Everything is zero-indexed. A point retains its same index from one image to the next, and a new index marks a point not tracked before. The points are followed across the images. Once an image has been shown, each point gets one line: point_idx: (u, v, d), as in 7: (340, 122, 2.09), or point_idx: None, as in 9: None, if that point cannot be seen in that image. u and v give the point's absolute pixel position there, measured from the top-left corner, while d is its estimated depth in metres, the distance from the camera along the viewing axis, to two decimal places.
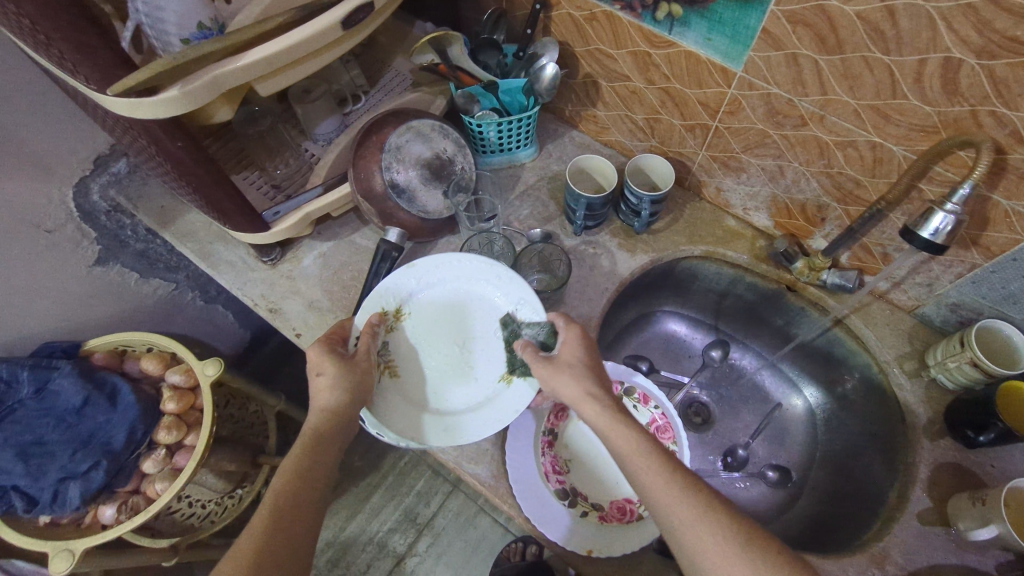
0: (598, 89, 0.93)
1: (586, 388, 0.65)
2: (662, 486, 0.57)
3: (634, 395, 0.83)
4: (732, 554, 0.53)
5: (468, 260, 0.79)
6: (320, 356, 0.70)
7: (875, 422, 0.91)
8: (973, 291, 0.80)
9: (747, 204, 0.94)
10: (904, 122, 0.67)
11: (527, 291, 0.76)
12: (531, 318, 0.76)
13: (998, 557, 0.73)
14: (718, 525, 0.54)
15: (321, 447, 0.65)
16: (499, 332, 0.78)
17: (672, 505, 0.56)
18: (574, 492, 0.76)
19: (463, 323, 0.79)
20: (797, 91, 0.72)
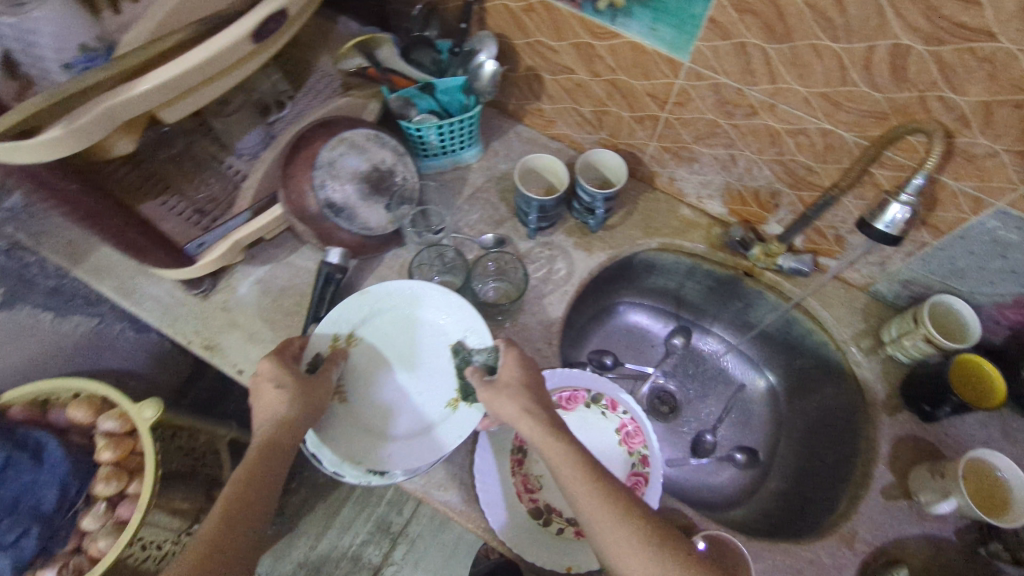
0: (541, 82, 0.89)
1: (523, 406, 0.62)
2: (599, 514, 0.55)
3: (602, 402, 0.80)
4: (648, 558, 0.53)
5: (420, 287, 0.75)
6: (279, 370, 0.65)
7: (837, 397, 0.92)
8: (923, 268, 0.81)
9: (700, 193, 0.92)
10: (855, 109, 0.66)
11: (476, 317, 0.72)
12: (479, 343, 0.72)
13: (957, 522, 0.73)
14: (644, 542, 0.54)
15: (266, 471, 0.61)
16: (449, 360, 0.74)
17: (610, 535, 0.55)
18: (549, 510, 0.73)
19: (417, 351, 0.75)
20: (746, 80, 0.69)
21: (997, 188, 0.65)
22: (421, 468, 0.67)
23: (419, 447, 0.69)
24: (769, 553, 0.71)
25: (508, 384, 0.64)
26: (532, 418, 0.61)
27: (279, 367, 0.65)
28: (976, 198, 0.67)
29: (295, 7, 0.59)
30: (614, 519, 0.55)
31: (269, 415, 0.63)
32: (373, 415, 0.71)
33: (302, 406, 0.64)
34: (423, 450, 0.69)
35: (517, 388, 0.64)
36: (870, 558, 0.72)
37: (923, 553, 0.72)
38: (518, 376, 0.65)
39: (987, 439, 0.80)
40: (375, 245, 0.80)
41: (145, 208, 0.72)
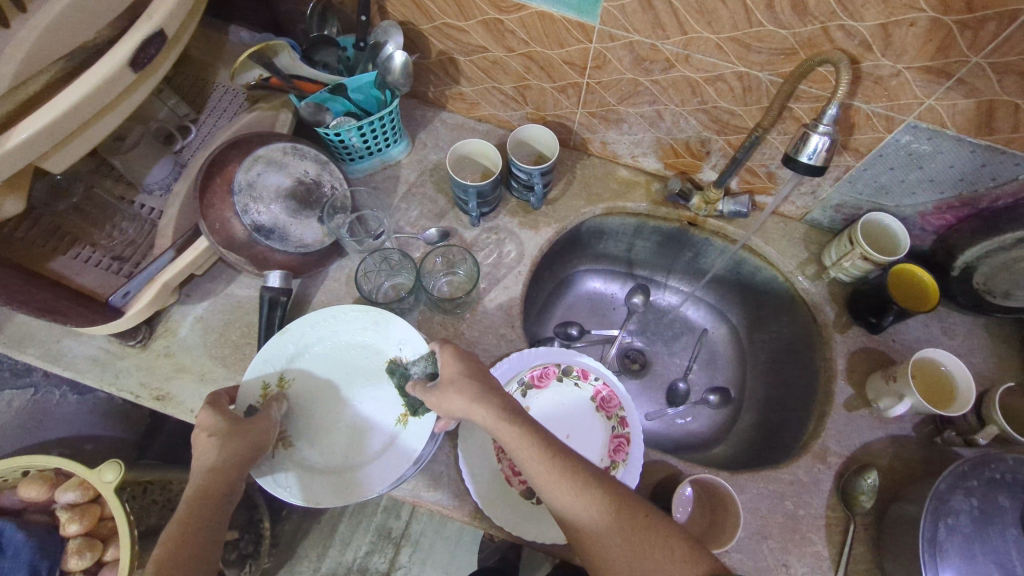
0: (457, 65, 0.86)
1: (471, 395, 0.62)
2: (570, 506, 0.56)
3: (573, 373, 0.80)
4: (607, 525, 0.55)
5: (340, 312, 0.73)
6: (213, 419, 0.61)
7: (791, 325, 0.96)
8: (851, 190, 0.84)
9: (634, 152, 0.93)
10: (764, 49, 0.67)
11: (407, 329, 0.72)
12: (414, 355, 0.71)
13: (914, 418, 0.78)
14: (603, 509, 0.56)
15: (202, 515, 0.59)
16: (387, 381, 0.72)
17: (575, 513, 0.56)
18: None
19: (355, 377, 0.73)
20: (658, 35, 0.69)
21: (905, 105, 0.67)
22: (387, 488, 0.65)
23: (377, 470, 0.67)
24: (753, 483, 0.74)
25: (453, 379, 0.63)
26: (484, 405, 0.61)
27: (218, 416, 0.62)
28: (887, 117, 0.70)
29: (172, 26, 0.55)
30: (585, 508, 0.56)
31: (201, 467, 0.60)
32: (322, 453, 0.69)
33: (234, 449, 0.61)
34: (383, 472, 0.67)
35: (465, 381, 0.63)
36: (843, 468, 0.76)
37: (889, 454, 0.76)
38: (457, 369, 0.64)
39: (929, 338, 0.85)
40: (316, 262, 0.77)
41: (57, 266, 0.69)
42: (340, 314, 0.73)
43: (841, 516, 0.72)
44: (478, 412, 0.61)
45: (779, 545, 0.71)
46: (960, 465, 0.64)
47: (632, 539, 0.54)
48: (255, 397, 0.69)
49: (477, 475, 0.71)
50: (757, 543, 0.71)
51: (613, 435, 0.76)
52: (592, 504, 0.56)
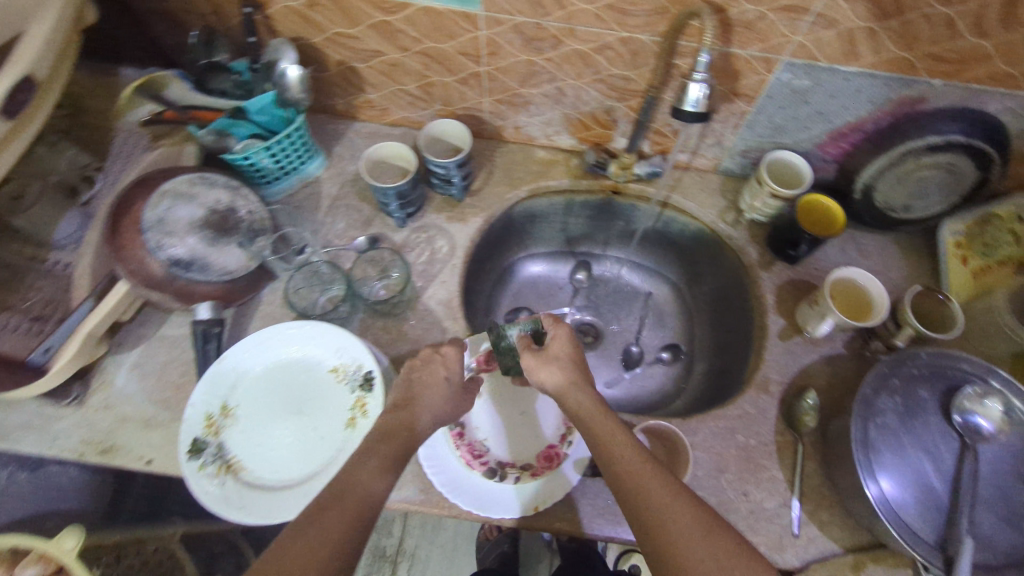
0: (357, 73, 0.87)
1: (569, 376, 0.67)
2: (659, 501, 0.55)
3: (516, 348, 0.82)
4: (696, 538, 0.53)
5: (274, 332, 0.73)
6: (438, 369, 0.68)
7: (723, 273, 1.00)
8: (751, 134, 0.89)
9: (547, 132, 0.95)
10: (640, 11, 0.69)
11: (343, 335, 0.72)
12: (352, 354, 0.72)
13: (843, 336, 0.84)
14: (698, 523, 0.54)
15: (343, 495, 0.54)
16: (331, 391, 0.72)
17: (664, 516, 0.54)
18: (501, 465, 0.75)
19: (297, 395, 0.72)
20: (539, 13, 0.71)
21: (777, 45, 0.72)
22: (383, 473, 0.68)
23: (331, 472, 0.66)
24: (705, 424, 0.78)
25: (559, 356, 0.69)
26: (578, 388, 0.66)
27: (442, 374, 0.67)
28: (765, 59, 0.74)
29: (38, 71, 0.54)
30: (676, 512, 0.55)
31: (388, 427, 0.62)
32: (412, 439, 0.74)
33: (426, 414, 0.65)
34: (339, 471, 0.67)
35: (566, 360, 0.69)
36: (785, 394, 0.80)
37: (824, 373, 0.82)
38: (568, 349, 0.70)
39: (847, 260, 0.92)
40: (244, 287, 0.77)
41: None
42: (276, 334, 0.73)
43: (790, 439, 0.77)
44: (574, 397, 0.66)
45: (738, 475, 0.75)
46: (880, 369, 0.70)
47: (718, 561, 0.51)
48: (199, 429, 0.67)
49: (436, 463, 0.73)
50: (716, 479, 0.74)
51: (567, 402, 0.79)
52: (656, 472, 0.58)
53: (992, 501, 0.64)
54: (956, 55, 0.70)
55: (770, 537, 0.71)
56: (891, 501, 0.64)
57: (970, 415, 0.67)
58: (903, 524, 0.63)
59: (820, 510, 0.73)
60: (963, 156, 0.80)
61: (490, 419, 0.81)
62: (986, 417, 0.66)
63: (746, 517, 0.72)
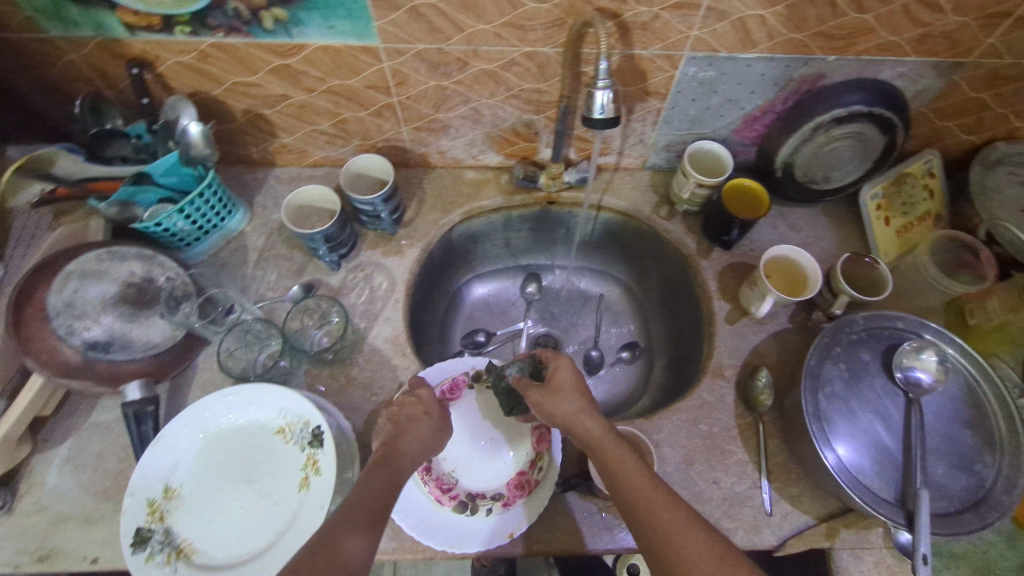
0: (266, 120, 0.84)
1: (578, 404, 0.66)
2: (669, 529, 0.55)
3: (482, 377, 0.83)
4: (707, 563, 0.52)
5: (211, 401, 0.69)
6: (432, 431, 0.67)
7: (667, 265, 1.01)
8: (670, 129, 0.91)
9: (472, 152, 0.94)
10: (537, 25, 0.70)
11: (285, 392, 0.69)
12: (297, 410, 0.68)
13: (787, 311, 0.86)
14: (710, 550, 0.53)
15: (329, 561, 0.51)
16: (280, 453, 0.68)
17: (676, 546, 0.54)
18: (472, 496, 0.72)
19: (245, 463, 0.68)
20: (439, 39, 0.71)
21: (676, 41, 0.73)
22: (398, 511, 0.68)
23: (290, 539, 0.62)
24: (668, 420, 0.78)
25: (563, 386, 0.69)
26: (588, 416, 0.66)
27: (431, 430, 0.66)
28: (667, 56, 0.76)
29: None
30: (689, 543, 0.54)
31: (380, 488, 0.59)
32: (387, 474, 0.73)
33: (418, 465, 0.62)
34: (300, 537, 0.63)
35: (573, 387, 0.69)
36: (740, 377, 0.82)
37: (773, 350, 0.84)
38: (572, 380, 0.69)
39: (780, 236, 0.95)
40: (174, 359, 0.73)
41: None
42: (214, 403, 0.69)
43: (750, 420, 0.78)
44: (586, 424, 0.65)
45: (706, 465, 0.75)
46: (823, 339, 0.72)
47: None
48: (141, 518, 0.63)
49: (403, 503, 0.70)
50: (686, 472, 0.74)
51: (535, 428, 0.78)
52: (666, 500, 0.58)
53: (938, 450, 0.67)
54: (844, 30, 0.73)
55: (745, 521, 0.72)
56: (849, 467, 0.66)
57: (910, 370, 0.70)
58: (864, 488, 0.64)
59: (789, 485, 0.74)
60: (867, 124, 0.84)
61: (456, 451, 0.79)
62: (924, 370, 0.70)
63: (720, 505, 0.73)
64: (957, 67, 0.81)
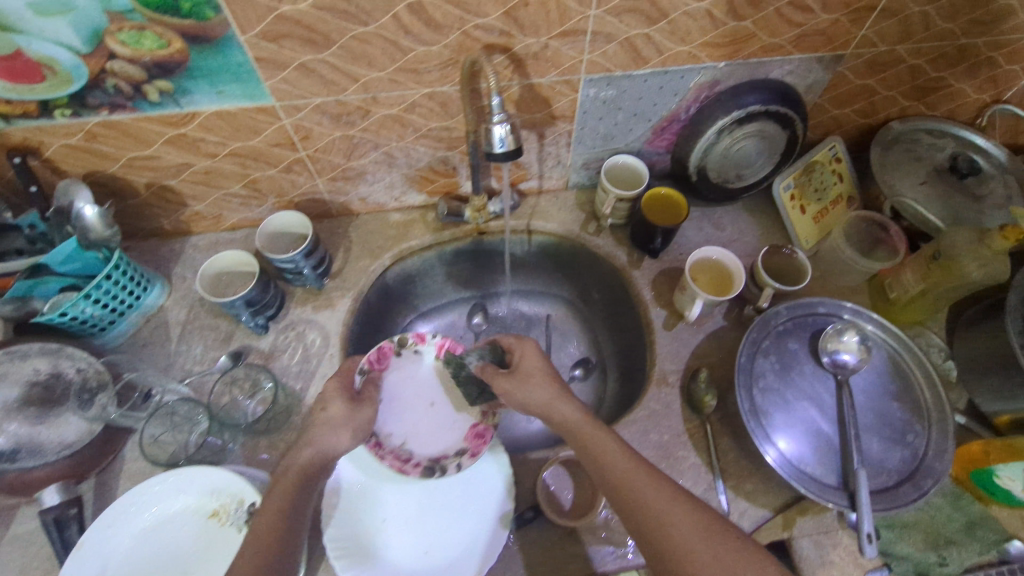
0: (173, 190, 0.82)
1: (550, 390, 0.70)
2: (656, 504, 0.59)
3: (410, 341, 0.86)
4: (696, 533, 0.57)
5: (137, 493, 0.65)
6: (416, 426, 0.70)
7: (604, 279, 1.02)
8: (585, 148, 0.92)
9: (393, 195, 0.94)
10: (431, 67, 0.70)
11: (217, 471, 0.66)
12: (230, 488, 0.65)
13: (721, 309, 0.88)
14: (698, 522, 0.58)
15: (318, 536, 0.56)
16: (216, 538, 0.64)
17: (667, 518, 0.58)
18: (436, 460, 0.79)
19: (180, 555, 0.64)
20: (335, 91, 0.70)
21: (571, 66, 0.75)
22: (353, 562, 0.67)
23: None
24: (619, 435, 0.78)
25: (532, 374, 0.72)
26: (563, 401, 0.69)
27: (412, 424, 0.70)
28: (566, 81, 0.77)
29: None
30: (680, 517, 0.58)
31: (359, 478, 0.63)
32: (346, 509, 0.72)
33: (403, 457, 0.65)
34: None
35: (540, 371, 0.72)
36: (684, 382, 0.83)
37: (712, 350, 0.85)
38: (539, 365, 0.73)
39: (705, 237, 0.98)
40: (93, 457, 0.69)
41: None
42: (141, 494, 0.65)
43: (698, 423, 0.79)
44: (561, 409, 0.68)
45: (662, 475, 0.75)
46: (752, 336, 0.74)
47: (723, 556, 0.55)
48: None
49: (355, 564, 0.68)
50: None
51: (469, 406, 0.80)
52: (649, 478, 0.61)
53: (871, 427, 0.71)
54: (727, 38, 0.76)
55: None
56: (792, 459, 0.68)
57: (835, 353, 0.73)
58: (808, 477, 0.67)
59: (742, 482, 0.75)
60: (767, 121, 0.87)
61: (398, 420, 0.83)
62: (848, 352, 0.73)
63: None
64: (838, 59, 0.86)
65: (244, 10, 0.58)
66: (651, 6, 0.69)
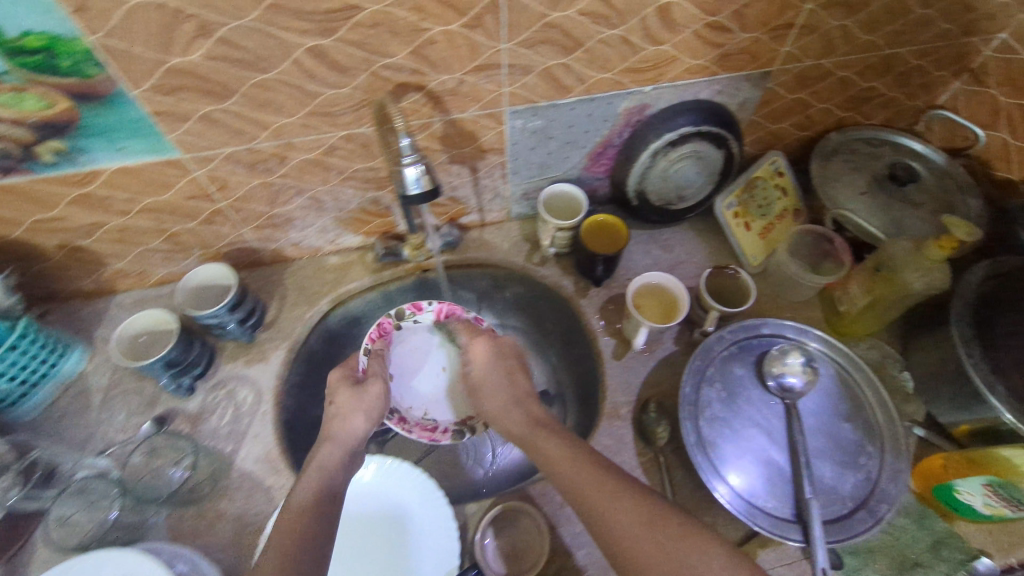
0: (87, 251, 0.78)
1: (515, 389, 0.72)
2: (597, 496, 0.56)
3: (407, 311, 0.90)
4: (635, 519, 0.54)
5: None
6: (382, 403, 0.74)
7: (559, 304, 0.96)
8: (522, 179, 0.90)
9: (327, 239, 0.91)
10: (343, 110, 0.68)
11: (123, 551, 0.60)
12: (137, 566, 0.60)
13: (670, 334, 0.86)
14: (637, 510, 0.54)
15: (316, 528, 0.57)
16: None
17: (608, 510, 0.55)
18: (462, 423, 0.88)
19: None
20: (245, 140, 0.68)
21: (491, 100, 0.73)
22: None
23: None
24: None
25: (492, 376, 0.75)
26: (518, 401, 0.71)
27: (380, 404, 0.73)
28: (489, 115, 0.76)
29: None
30: (617, 507, 0.55)
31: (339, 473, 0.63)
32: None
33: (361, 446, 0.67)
34: None
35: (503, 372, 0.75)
36: (635, 414, 0.80)
37: (663, 377, 0.83)
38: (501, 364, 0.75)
39: (652, 260, 0.96)
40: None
41: None
42: None
43: (651, 457, 0.76)
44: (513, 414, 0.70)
45: None
46: (694, 365, 0.73)
47: (660, 540, 0.52)
48: None
49: None
50: None
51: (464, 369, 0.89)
52: (587, 474, 0.58)
53: (823, 453, 0.69)
54: (648, 63, 0.75)
55: None
56: (742, 493, 0.66)
57: (782, 377, 0.72)
58: (760, 513, 0.65)
59: (699, 518, 0.72)
60: (701, 142, 0.86)
61: (416, 395, 0.89)
62: (794, 375, 0.72)
63: None
64: (766, 76, 0.85)
65: (129, 64, 0.55)
66: (564, 36, 0.67)
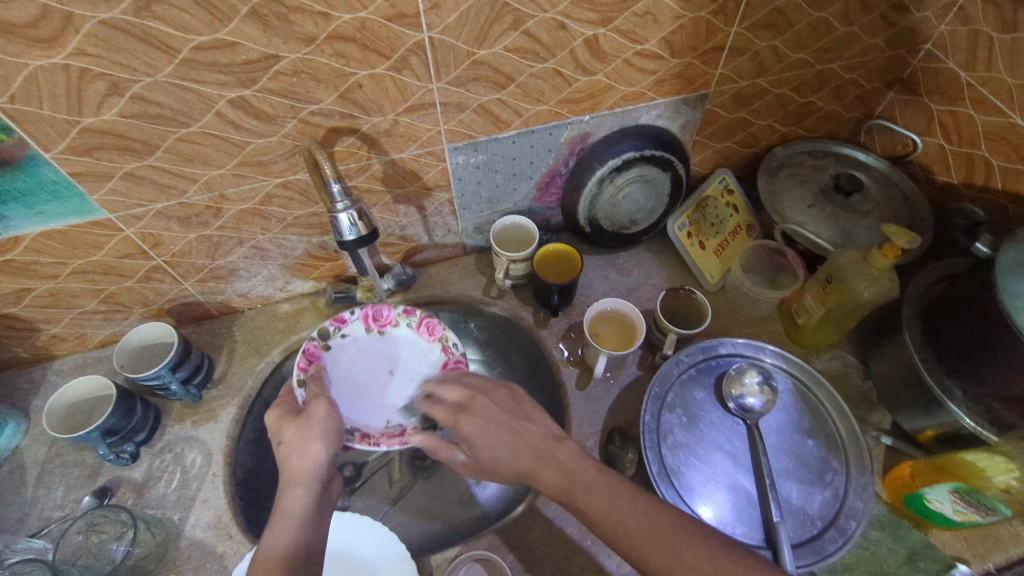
0: (16, 319, 0.74)
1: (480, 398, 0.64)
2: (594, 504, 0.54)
3: (329, 330, 0.79)
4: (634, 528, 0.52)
5: None
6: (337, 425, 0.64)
7: (519, 336, 0.94)
8: (472, 214, 0.90)
9: (276, 286, 0.88)
10: (275, 158, 0.67)
11: None
12: None
13: (632, 359, 0.85)
14: (635, 517, 0.52)
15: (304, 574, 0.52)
16: None
17: (608, 516, 0.53)
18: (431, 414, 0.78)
19: None
20: (175, 195, 0.66)
21: (429, 138, 0.73)
22: None
23: None
24: (537, 516, 0.72)
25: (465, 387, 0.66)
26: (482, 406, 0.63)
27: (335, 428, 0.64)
28: (429, 152, 0.75)
29: None
30: (614, 514, 0.53)
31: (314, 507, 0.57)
32: None
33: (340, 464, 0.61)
34: None
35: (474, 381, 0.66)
36: (601, 445, 0.78)
37: (627, 405, 0.81)
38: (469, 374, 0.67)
39: (611, 284, 0.95)
40: None
41: None
42: None
43: None
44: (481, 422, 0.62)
45: (587, 556, 0.69)
46: (653, 392, 0.72)
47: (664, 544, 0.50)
48: None
49: None
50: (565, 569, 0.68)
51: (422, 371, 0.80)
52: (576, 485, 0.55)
53: (788, 474, 0.68)
54: (584, 93, 0.76)
55: None
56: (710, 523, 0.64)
57: (741, 398, 0.72)
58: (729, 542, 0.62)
59: None
60: (645, 166, 0.86)
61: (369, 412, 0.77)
62: (752, 395, 0.71)
63: None
64: (703, 98, 0.86)
65: (39, 127, 0.54)
66: (494, 72, 0.68)
